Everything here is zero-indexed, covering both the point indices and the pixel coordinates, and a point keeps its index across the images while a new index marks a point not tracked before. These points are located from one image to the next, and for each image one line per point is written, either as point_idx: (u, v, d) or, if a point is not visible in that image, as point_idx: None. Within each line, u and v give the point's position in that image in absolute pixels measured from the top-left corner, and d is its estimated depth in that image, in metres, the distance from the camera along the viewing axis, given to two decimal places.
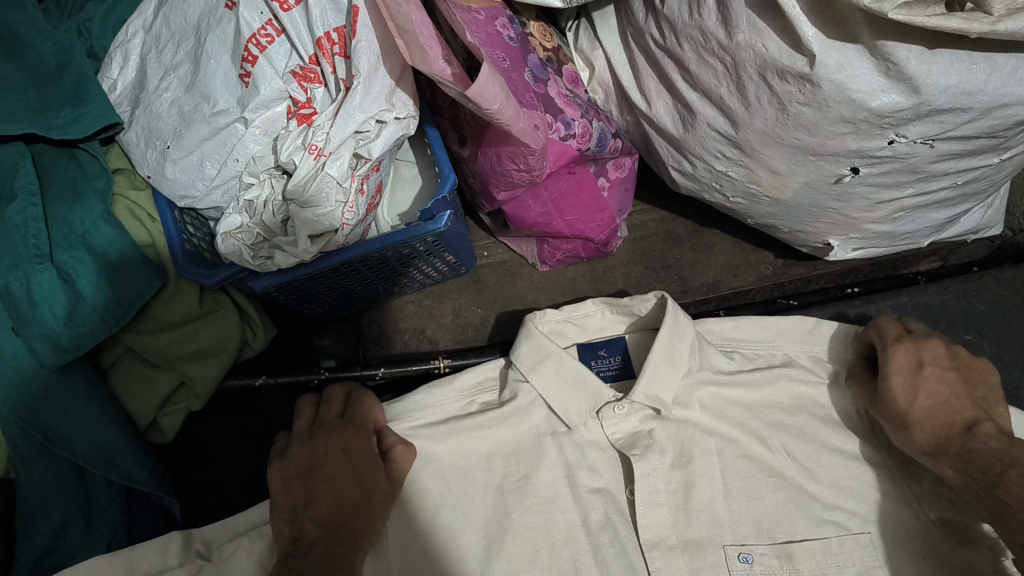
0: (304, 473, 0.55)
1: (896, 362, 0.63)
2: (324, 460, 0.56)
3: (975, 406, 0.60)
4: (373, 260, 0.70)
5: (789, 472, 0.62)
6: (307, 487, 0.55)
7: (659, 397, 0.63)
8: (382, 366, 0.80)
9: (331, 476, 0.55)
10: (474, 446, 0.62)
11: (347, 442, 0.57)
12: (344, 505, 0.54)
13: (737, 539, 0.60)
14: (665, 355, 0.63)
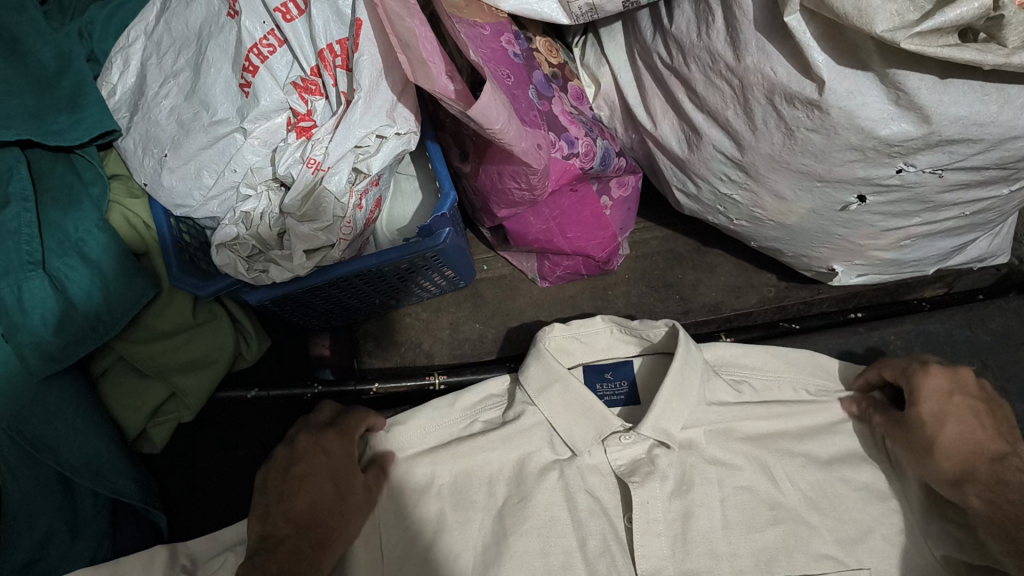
0: (282, 473, 0.56)
1: (926, 388, 0.61)
2: (304, 461, 0.56)
3: (1003, 439, 0.59)
4: (371, 275, 0.69)
5: (791, 505, 0.61)
6: (282, 485, 0.55)
7: (667, 430, 0.61)
8: (377, 380, 0.78)
9: (309, 477, 0.56)
10: (470, 469, 0.62)
11: (330, 447, 0.58)
12: (319, 506, 0.54)
13: (734, 571, 0.59)
14: (675, 387, 0.62)
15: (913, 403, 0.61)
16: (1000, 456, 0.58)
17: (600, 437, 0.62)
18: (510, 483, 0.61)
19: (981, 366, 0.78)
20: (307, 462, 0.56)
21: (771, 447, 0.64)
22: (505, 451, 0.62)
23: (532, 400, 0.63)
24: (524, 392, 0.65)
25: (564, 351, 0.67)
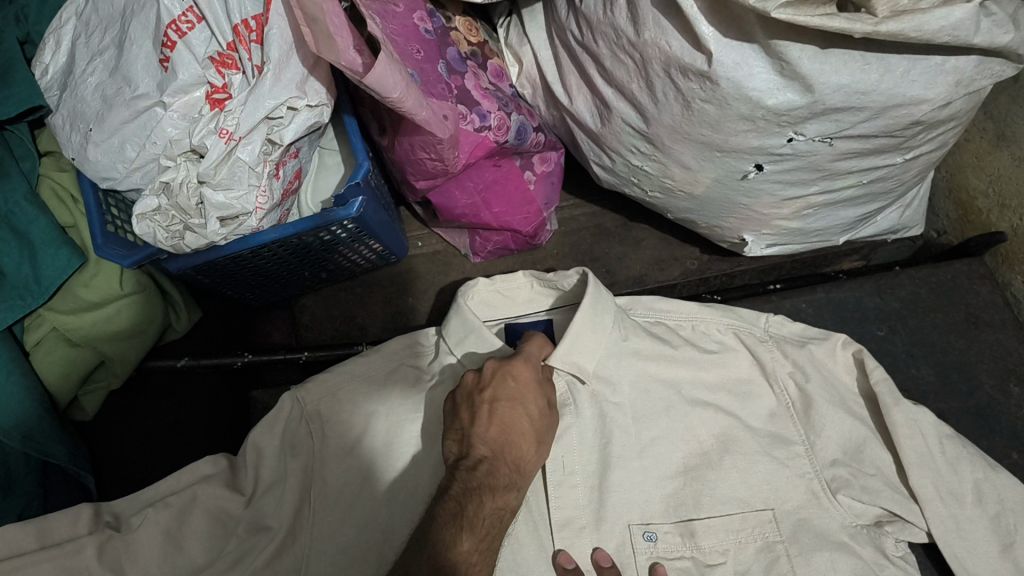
0: (473, 395, 0.66)
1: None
2: (494, 389, 0.66)
3: None
4: (293, 245, 0.71)
5: (691, 463, 0.73)
6: (475, 407, 0.65)
7: (575, 363, 0.73)
8: (306, 349, 0.80)
9: (507, 402, 0.66)
10: (402, 415, 0.75)
11: (516, 373, 0.68)
12: (510, 430, 0.65)
13: (643, 519, 0.71)
14: (587, 323, 0.74)
15: None
16: None
17: None
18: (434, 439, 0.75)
19: (889, 332, 0.80)
20: (502, 392, 0.66)
21: (671, 421, 0.74)
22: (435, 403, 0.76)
23: (452, 351, 0.76)
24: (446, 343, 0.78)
25: (486, 302, 0.81)
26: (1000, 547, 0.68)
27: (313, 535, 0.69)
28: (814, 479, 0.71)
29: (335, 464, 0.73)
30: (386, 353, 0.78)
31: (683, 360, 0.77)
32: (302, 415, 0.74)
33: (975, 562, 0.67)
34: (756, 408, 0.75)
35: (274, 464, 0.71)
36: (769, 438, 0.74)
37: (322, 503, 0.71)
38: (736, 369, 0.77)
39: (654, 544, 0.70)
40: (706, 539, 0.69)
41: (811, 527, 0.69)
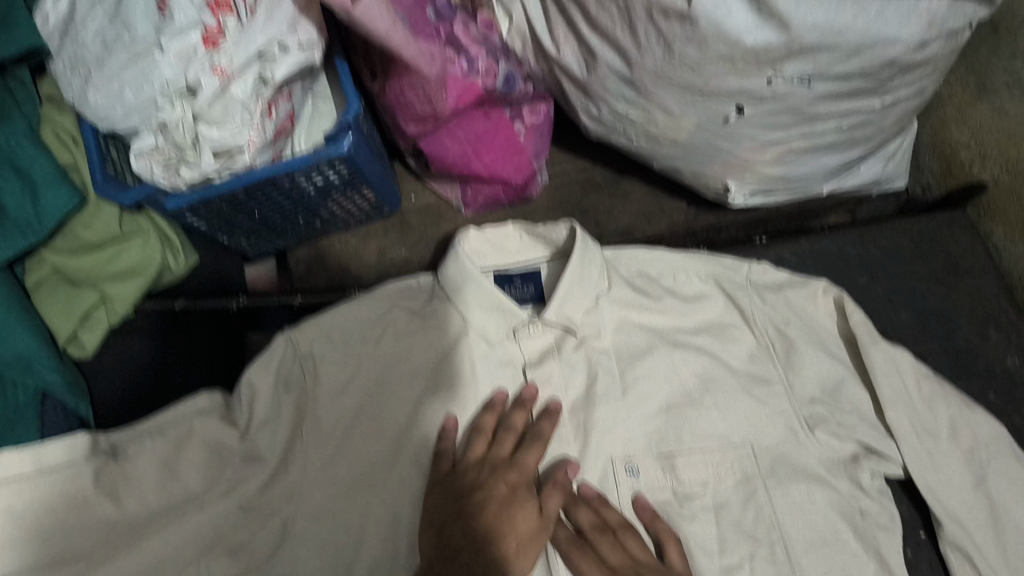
0: (463, 494, 0.68)
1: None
2: (486, 491, 0.69)
3: None
4: (287, 188, 0.73)
5: (674, 402, 0.75)
6: (461, 504, 0.68)
7: (568, 317, 0.77)
8: (299, 294, 0.83)
9: (496, 507, 0.68)
10: (396, 353, 0.78)
11: (511, 482, 0.69)
12: (494, 532, 0.67)
13: (625, 453, 0.74)
14: (577, 277, 0.77)
15: None
16: None
17: (511, 330, 0.78)
18: (425, 380, 0.77)
19: (870, 279, 0.82)
20: (493, 495, 0.68)
21: (654, 361, 0.77)
22: (427, 337, 0.78)
23: (450, 297, 0.78)
24: (443, 290, 0.80)
25: (478, 252, 0.82)
26: (973, 479, 0.70)
27: (305, 465, 0.72)
28: (792, 416, 0.74)
29: (328, 400, 0.75)
30: (377, 297, 0.80)
31: (665, 305, 0.79)
32: (296, 355, 0.76)
33: (949, 494, 0.70)
34: (736, 350, 0.77)
35: (268, 402, 0.74)
36: (749, 377, 0.76)
37: (313, 438, 0.73)
38: (719, 315, 0.79)
39: (635, 478, 0.73)
40: (686, 472, 0.73)
41: (789, 461, 0.73)
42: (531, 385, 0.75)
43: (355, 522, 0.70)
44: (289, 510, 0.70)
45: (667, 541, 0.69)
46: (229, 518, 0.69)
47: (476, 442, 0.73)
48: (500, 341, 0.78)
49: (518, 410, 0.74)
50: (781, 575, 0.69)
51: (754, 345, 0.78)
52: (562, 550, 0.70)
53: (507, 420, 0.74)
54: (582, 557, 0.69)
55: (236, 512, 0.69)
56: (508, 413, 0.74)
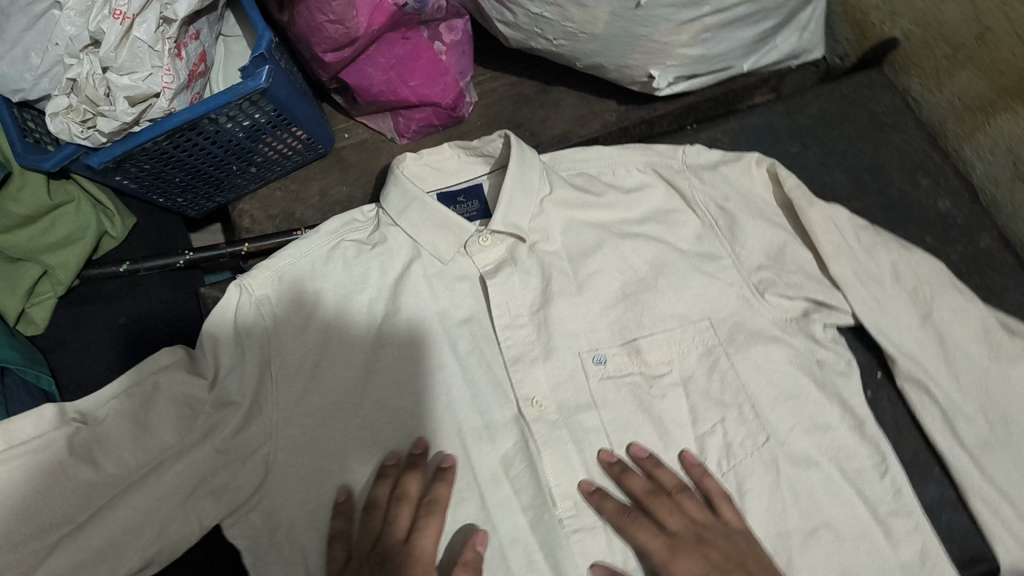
0: None
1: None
2: None
3: None
4: (213, 133, 0.72)
5: (629, 290, 0.78)
6: None
7: (515, 224, 0.77)
8: (246, 242, 0.80)
9: None
10: (352, 283, 0.78)
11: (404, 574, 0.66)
12: None
13: (592, 345, 0.76)
14: (519, 182, 0.78)
15: None
16: None
17: (462, 245, 0.78)
18: (387, 303, 0.78)
19: (801, 148, 0.84)
20: None
21: (605, 255, 0.79)
22: (379, 261, 0.79)
23: (396, 222, 0.79)
24: (387, 215, 0.80)
25: (419, 176, 0.83)
26: (921, 316, 0.73)
27: (277, 402, 0.73)
28: (743, 285, 0.77)
29: (291, 338, 0.76)
30: (321, 234, 0.79)
31: (609, 199, 0.81)
32: (250, 301, 0.76)
33: (900, 333, 0.72)
34: (683, 234, 0.80)
35: (230, 349, 0.74)
36: (698, 256, 0.79)
37: (282, 375, 0.74)
38: (662, 204, 0.81)
39: (603, 365, 0.75)
40: (650, 354, 0.75)
41: (746, 328, 0.75)
42: (421, 441, 0.72)
43: (341, 453, 0.73)
44: (268, 446, 0.72)
45: (719, 499, 0.69)
46: (207, 462, 0.69)
47: (367, 529, 0.70)
48: (453, 258, 0.79)
49: (410, 473, 0.70)
50: (753, 431, 0.71)
51: (698, 226, 0.80)
52: (614, 522, 0.69)
53: (399, 486, 0.70)
54: (637, 522, 0.68)
55: (214, 455, 0.69)
56: (401, 477, 0.71)
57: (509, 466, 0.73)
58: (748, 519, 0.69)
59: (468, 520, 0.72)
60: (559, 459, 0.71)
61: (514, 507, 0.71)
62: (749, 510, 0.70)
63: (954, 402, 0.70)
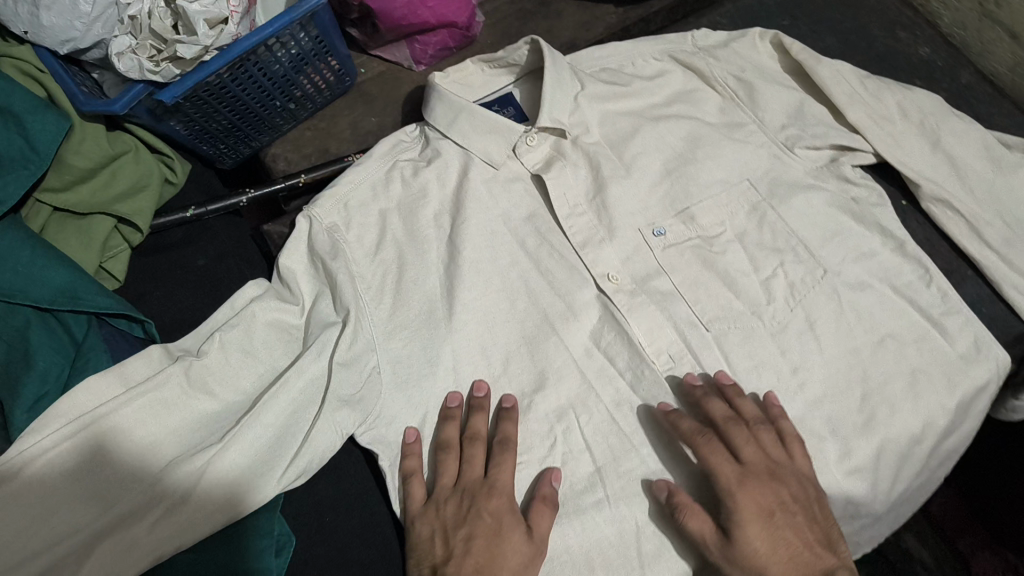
0: (451, 529, 0.68)
1: (748, 505, 0.67)
2: (469, 526, 0.68)
3: (830, 555, 0.67)
4: (267, 63, 0.74)
5: (667, 165, 0.84)
6: (448, 547, 0.67)
7: (559, 120, 0.81)
8: (302, 173, 0.84)
9: (482, 539, 0.67)
10: (413, 198, 0.82)
11: (492, 506, 0.69)
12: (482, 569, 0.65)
13: (649, 220, 0.81)
14: (556, 83, 0.82)
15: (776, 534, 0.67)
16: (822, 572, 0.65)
17: (511, 147, 0.82)
18: (451, 213, 0.82)
19: (791, 21, 0.95)
20: (477, 529, 0.68)
21: (643, 138, 0.84)
22: (435, 172, 0.83)
23: (446, 134, 0.83)
24: (435, 130, 0.85)
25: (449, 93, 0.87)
26: (931, 144, 0.82)
27: (375, 320, 0.77)
28: (772, 145, 0.84)
29: (366, 259, 0.79)
30: (378, 156, 0.83)
31: (637, 87, 0.87)
32: (323, 229, 0.78)
33: (916, 160, 0.82)
34: (707, 108, 0.87)
35: (309, 278, 0.77)
36: (726, 127, 0.85)
37: (373, 294, 0.78)
38: (684, 87, 0.88)
39: (664, 237, 0.80)
40: (704, 219, 0.81)
41: (783, 180, 0.83)
42: (482, 383, 0.75)
43: (448, 355, 0.76)
44: (374, 358, 0.75)
45: (793, 442, 0.71)
46: (326, 375, 0.71)
47: (447, 470, 0.72)
48: (503, 162, 0.83)
49: (478, 414, 0.74)
50: (814, 270, 0.78)
51: (719, 99, 0.87)
52: (688, 438, 0.70)
53: (470, 428, 0.74)
54: (710, 444, 0.70)
55: (338, 368, 0.71)
56: (469, 418, 0.74)
57: (600, 339, 0.77)
58: (822, 341, 0.76)
59: (570, 394, 0.76)
60: (648, 322, 0.76)
61: (613, 373, 0.76)
62: (820, 337, 0.76)
63: (976, 211, 0.80)
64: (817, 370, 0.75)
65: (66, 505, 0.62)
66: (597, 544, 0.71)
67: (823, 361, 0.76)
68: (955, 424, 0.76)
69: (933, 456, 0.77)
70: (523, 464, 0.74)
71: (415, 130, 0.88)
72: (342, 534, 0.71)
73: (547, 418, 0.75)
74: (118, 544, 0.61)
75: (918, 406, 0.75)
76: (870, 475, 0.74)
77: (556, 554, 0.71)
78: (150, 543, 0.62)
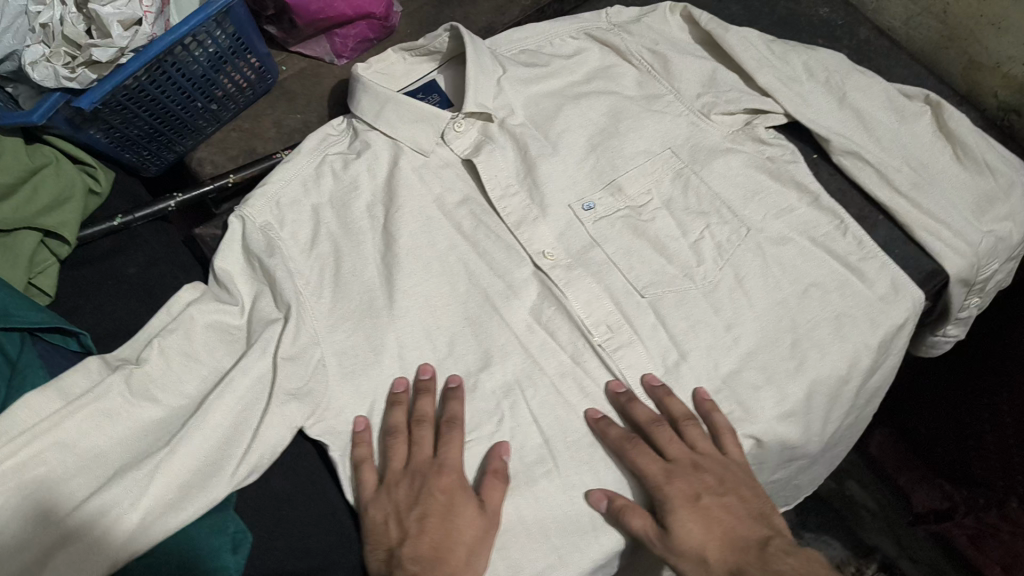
0: (406, 511, 0.68)
1: (678, 494, 0.70)
2: (422, 506, 0.67)
3: (764, 526, 0.70)
4: (186, 63, 0.76)
5: (591, 140, 0.87)
6: (402, 529, 0.67)
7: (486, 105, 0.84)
8: (231, 173, 0.84)
9: (436, 519, 0.67)
10: (346, 191, 0.83)
11: (444, 485, 0.68)
12: (440, 546, 0.65)
13: (579, 195, 0.84)
14: (480, 67, 0.84)
15: (710, 515, 0.69)
16: (759, 542, 0.68)
17: (439, 135, 0.85)
18: (384, 203, 0.83)
19: None
20: (431, 508, 0.67)
21: (567, 115, 0.87)
22: (364, 163, 0.84)
23: (374, 125, 0.84)
24: (363, 122, 0.86)
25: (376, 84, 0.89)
26: (837, 101, 0.88)
27: (316, 312, 0.77)
28: (690, 114, 0.88)
29: (303, 256, 0.80)
30: (307, 153, 0.84)
31: (556, 65, 0.90)
32: (256, 227, 0.79)
33: (823, 118, 0.87)
34: (626, 82, 0.91)
35: (246, 279, 0.77)
36: (645, 100, 0.89)
37: (312, 291, 0.78)
38: (603, 63, 0.92)
39: (595, 210, 0.83)
40: (631, 189, 0.84)
41: (703, 146, 0.86)
42: (427, 366, 0.75)
43: (392, 342, 0.77)
44: (319, 350, 0.74)
45: (724, 432, 0.74)
46: (272, 372, 0.71)
47: (396, 455, 0.71)
48: (433, 149, 0.85)
49: (424, 396, 0.74)
50: (737, 228, 0.82)
51: (635, 72, 0.91)
52: (617, 446, 0.72)
53: (416, 411, 0.73)
54: (638, 447, 0.72)
55: (281, 363, 0.71)
56: (415, 401, 0.74)
57: (540, 313, 0.79)
58: (751, 295, 0.79)
59: (516, 369, 0.77)
60: (586, 289, 0.79)
61: (556, 346, 0.78)
62: (750, 291, 0.79)
63: (881, 159, 0.85)
64: (748, 323, 0.78)
65: (12, 529, 0.60)
66: (553, 514, 0.71)
67: (754, 314, 0.79)
68: (878, 363, 0.81)
69: (859, 394, 0.81)
70: (472, 443, 0.74)
71: (341, 124, 0.88)
72: (297, 523, 0.69)
73: (495, 396, 0.76)
74: (70, 558, 0.60)
75: (844, 347, 0.78)
76: (804, 417, 0.77)
77: (511, 527, 0.70)
78: (105, 553, 0.61)
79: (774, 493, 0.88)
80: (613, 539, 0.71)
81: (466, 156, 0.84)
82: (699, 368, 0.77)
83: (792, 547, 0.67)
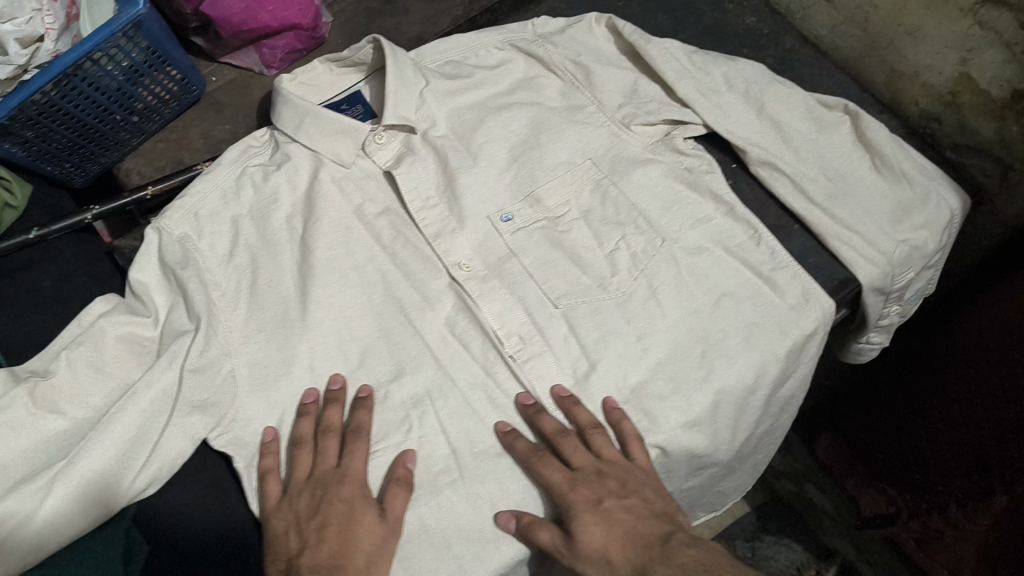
0: (307, 522, 0.69)
1: (581, 501, 0.70)
2: (322, 515, 0.68)
3: (666, 522, 0.70)
4: (99, 77, 0.77)
5: (512, 151, 0.87)
6: (302, 538, 0.68)
7: (405, 117, 0.85)
8: (149, 185, 0.85)
9: (335, 527, 0.68)
10: (264, 202, 0.83)
11: (345, 493, 0.69)
12: (339, 555, 0.66)
13: (499, 207, 0.85)
14: (400, 78, 0.85)
15: (614, 517, 0.70)
16: (660, 537, 0.69)
17: (360, 146, 0.86)
18: (303, 215, 0.84)
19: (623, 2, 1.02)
20: (330, 518, 0.68)
21: (488, 126, 0.88)
22: (283, 174, 0.85)
23: (295, 137, 0.85)
24: (284, 134, 0.87)
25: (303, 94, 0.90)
26: (756, 111, 0.88)
27: (229, 324, 0.78)
28: (610, 125, 0.89)
29: (222, 268, 0.81)
30: (226, 164, 0.84)
31: (480, 77, 0.90)
32: (173, 239, 0.79)
33: (740, 128, 0.87)
34: (549, 93, 0.91)
35: (162, 291, 0.78)
36: (567, 111, 0.90)
37: (228, 301, 0.79)
38: (528, 74, 0.93)
39: (513, 221, 0.84)
40: (549, 200, 0.85)
41: (623, 157, 0.87)
42: (337, 376, 0.76)
43: (305, 353, 0.78)
44: (229, 361, 0.76)
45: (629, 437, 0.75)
46: (178, 384, 0.72)
47: (301, 465, 0.73)
48: (355, 161, 0.86)
49: (331, 406, 0.75)
50: (652, 238, 0.83)
51: (558, 83, 0.92)
52: (523, 458, 0.73)
53: (323, 421, 0.74)
54: (544, 460, 0.73)
55: (187, 375, 0.73)
56: (322, 411, 0.75)
57: (454, 324, 0.80)
58: (663, 305, 0.80)
59: (428, 380, 0.77)
60: (499, 299, 0.80)
61: (468, 357, 0.79)
62: (662, 301, 0.80)
63: (796, 168, 0.86)
64: (659, 332, 0.79)
65: None
66: (455, 524, 0.72)
67: (666, 323, 0.79)
68: (790, 371, 0.82)
69: (771, 402, 0.82)
70: (378, 453, 0.75)
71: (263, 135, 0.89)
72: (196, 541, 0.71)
73: (405, 406, 0.77)
74: None
75: (752, 355, 0.79)
76: (711, 425, 0.78)
77: (413, 537, 0.71)
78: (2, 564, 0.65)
79: (696, 499, 0.88)
80: (513, 548, 0.72)
81: (387, 168, 0.85)
82: (608, 378, 0.78)
83: (694, 538, 0.68)
